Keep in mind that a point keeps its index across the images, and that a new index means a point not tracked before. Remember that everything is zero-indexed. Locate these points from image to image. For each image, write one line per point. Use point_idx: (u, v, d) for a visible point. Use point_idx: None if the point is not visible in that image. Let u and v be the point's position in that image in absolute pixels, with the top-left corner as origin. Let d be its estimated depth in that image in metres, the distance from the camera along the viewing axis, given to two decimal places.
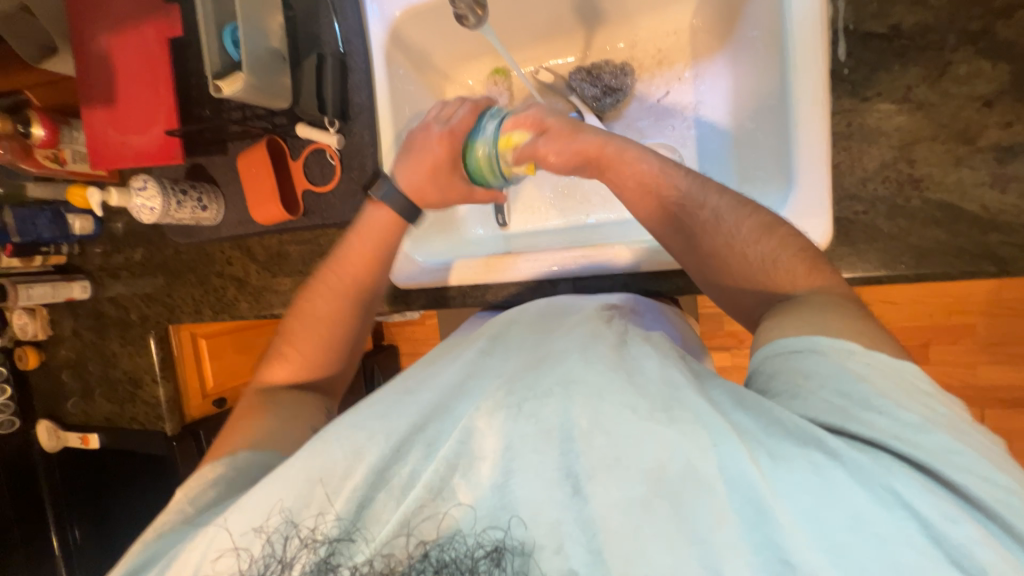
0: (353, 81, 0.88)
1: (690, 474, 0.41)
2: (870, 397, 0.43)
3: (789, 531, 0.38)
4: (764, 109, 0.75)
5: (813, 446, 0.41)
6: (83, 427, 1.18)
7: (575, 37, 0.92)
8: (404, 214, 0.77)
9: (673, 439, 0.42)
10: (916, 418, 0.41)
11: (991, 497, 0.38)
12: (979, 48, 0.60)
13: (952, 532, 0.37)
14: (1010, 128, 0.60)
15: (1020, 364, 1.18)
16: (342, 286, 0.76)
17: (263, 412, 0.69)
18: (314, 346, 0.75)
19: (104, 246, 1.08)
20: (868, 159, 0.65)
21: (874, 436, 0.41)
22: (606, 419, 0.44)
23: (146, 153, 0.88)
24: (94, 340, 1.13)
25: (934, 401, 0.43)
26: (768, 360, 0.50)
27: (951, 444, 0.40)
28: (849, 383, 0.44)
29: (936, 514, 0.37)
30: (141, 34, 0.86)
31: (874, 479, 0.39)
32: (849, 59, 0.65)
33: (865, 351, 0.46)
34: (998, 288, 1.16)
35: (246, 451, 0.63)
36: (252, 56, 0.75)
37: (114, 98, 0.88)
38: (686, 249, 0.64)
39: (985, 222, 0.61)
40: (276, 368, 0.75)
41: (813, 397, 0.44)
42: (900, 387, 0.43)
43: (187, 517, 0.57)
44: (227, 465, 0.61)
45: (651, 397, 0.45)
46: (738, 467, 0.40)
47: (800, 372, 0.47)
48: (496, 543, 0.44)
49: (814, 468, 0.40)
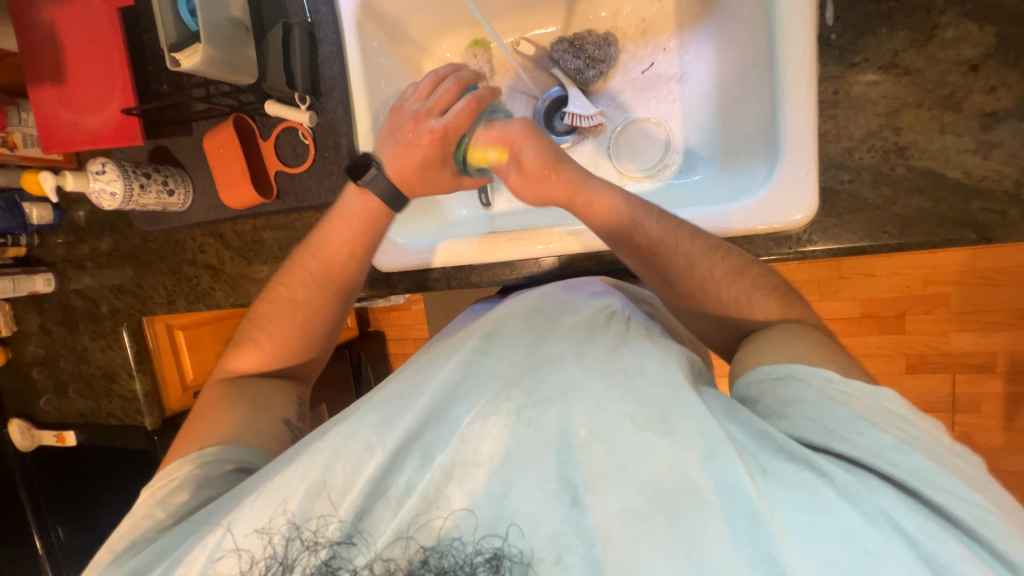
0: (323, 54, 0.83)
1: (687, 488, 0.41)
2: (850, 420, 0.43)
3: (786, 547, 0.37)
4: (750, 78, 0.73)
5: (802, 463, 0.41)
6: (57, 425, 1.13)
7: (557, 5, 0.88)
8: (383, 198, 0.70)
9: (671, 451, 0.42)
10: (895, 440, 0.41)
11: (971, 514, 0.38)
12: (966, 10, 0.59)
13: (937, 551, 0.36)
14: (995, 93, 0.59)
15: (991, 332, 1.22)
16: (300, 269, 0.73)
17: (235, 404, 0.65)
18: (293, 332, 0.72)
19: (66, 237, 1.02)
20: (854, 127, 0.64)
21: (857, 455, 0.41)
22: (605, 429, 0.44)
23: (102, 134, 0.82)
24: (64, 335, 1.08)
25: (910, 425, 0.43)
26: (751, 386, 0.50)
27: (927, 463, 0.40)
28: (829, 409, 0.44)
29: (921, 532, 0.37)
30: (88, 3, 0.79)
31: (865, 501, 0.38)
32: (837, 24, 0.64)
33: (844, 379, 0.46)
34: (972, 259, 1.19)
35: (213, 447, 0.61)
36: (211, 26, 0.70)
37: (62, 74, 0.81)
38: (659, 279, 0.62)
39: (967, 189, 0.61)
40: (244, 355, 0.71)
41: (794, 419, 0.45)
42: (876, 412, 0.44)
43: (158, 524, 0.55)
44: (193, 462, 0.59)
45: (650, 407, 0.45)
46: (733, 480, 0.40)
47: (784, 398, 0.47)
48: (495, 551, 0.43)
49: (804, 485, 0.40)
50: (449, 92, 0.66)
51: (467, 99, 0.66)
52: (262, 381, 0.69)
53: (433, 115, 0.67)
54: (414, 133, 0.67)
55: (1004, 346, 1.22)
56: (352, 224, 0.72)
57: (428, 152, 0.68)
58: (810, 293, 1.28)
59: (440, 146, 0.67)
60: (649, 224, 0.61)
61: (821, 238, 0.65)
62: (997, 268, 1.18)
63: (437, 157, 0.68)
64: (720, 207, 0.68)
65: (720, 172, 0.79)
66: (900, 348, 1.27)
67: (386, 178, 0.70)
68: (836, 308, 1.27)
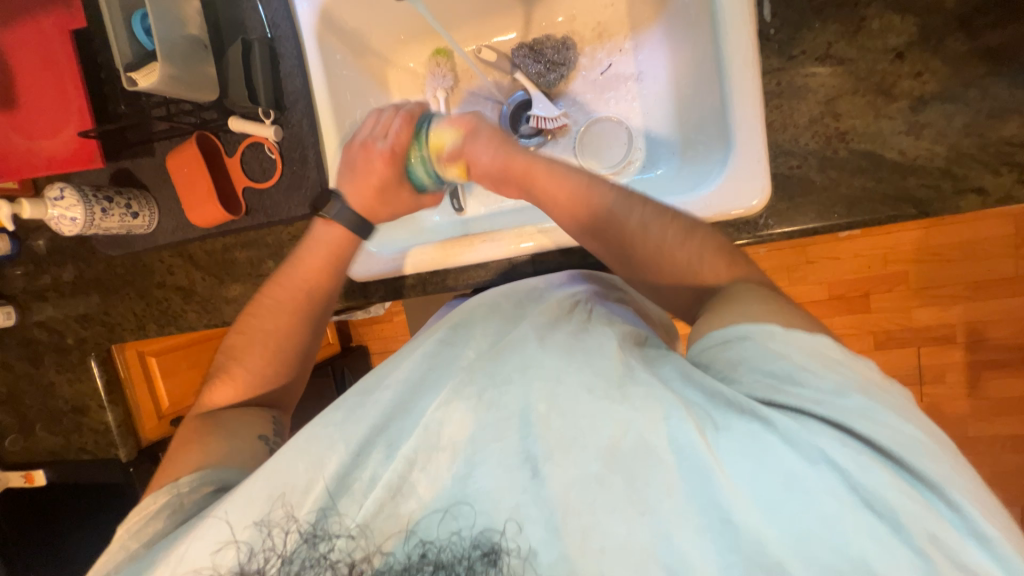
0: (285, 69, 0.84)
1: (642, 449, 0.43)
2: (794, 372, 0.43)
3: (730, 492, 0.40)
4: (699, 74, 0.77)
5: (749, 416, 0.41)
6: (24, 466, 1.08)
7: (515, 12, 0.90)
8: (351, 228, 0.73)
9: (628, 417, 0.43)
10: (835, 384, 0.42)
11: (895, 441, 0.39)
12: (889, 3, 0.64)
13: (864, 479, 0.38)
14: (920, 78, 0.64)
15: (949, 304, 1.29)
16: (273, 299, 0.72)
17: (209, 435, 0.63)
18: (262, 363, 0.71)
19: (25, 268, 0.99)
20: (798, 116, 0.68)
21: (798, 405, 0.41)
22: (563, 401, 0.45)
23: (60, 159, 0.81)
24: (27, 370, 1.04)
25: (843, 368, 0.43)
26: (703, 351, 0.49)
27: (864, 403, 0.40)
28: (773, 361, 0.44)
29: (850, 462, 0.38)
30: (37, 26, 0.78)
31: (804, 442, 0.39)
32: (774, 20, 0.68)
33: (787, 330, 0.45)
34: (924, 236, 1.25)
35: (189, 475, 0.58)
36: (167, 45, 0.70)
37: (13, 100, 0.79)
38: (618, 255, 0.63)
39: (904, 168, 0.65)
40: (220, 389, 0.69)
41: (745, 380, 0.44)
42: (815, 358, 0.43)
43: (132, 554, 0.53)
44: (170, 493, 0.56)
45: (604, 376, 0.46)
46: (686, 438, 0.41)
47: (734, 359, 0.46)
48: (492, 544, 0.44)
49: (751, 437, 0.40)
50: (388, 119, 0.71)
51: (402, 117, 0.70)
52: (232, 413, 0.67)
53: (379, 139, 0.71)
54: (365, 160, 0.71)
55: (961, 317, 1.29)
56: (320, 248, 0.73)
57: (385, 175, 0.71)
58: (779, 279, 1.32)
59: (395, 168, 0.71)
60: (608, 217, 0.62)
61: (776, 222, 0.69)
62: (947, 243, 1.25)
63: (393, 177, 0.72)
64: (680, 198, 0.71)
65: (680, 165, 0.81)
66: (867, 327, 1.33)
67: (351, 210, 0.73)
68: (804, 291, 1.32)
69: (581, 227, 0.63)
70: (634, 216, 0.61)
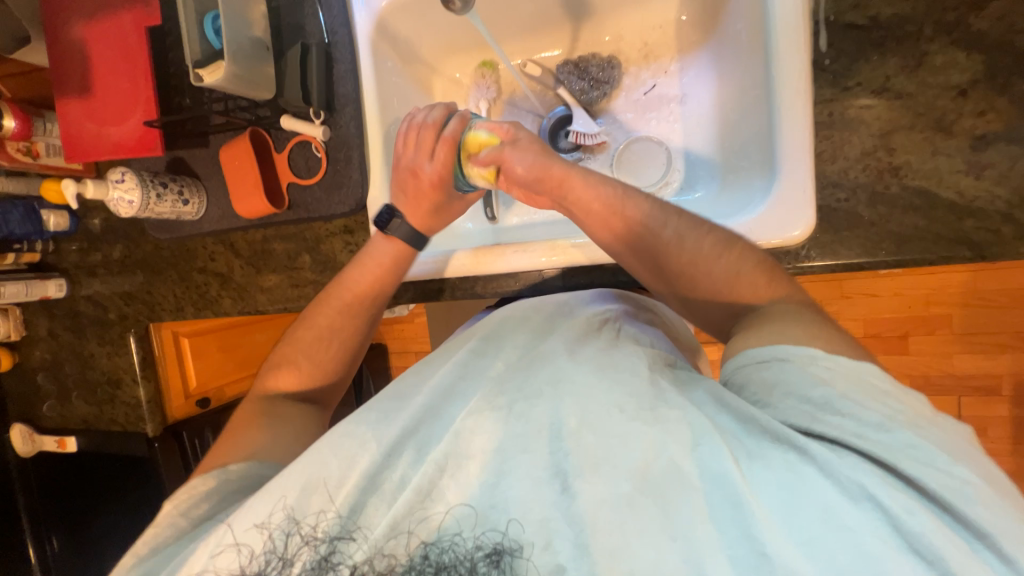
0: (339, 72, 0.87)
1: (674, 473, 0.41)
2: (832, 400, 0.41)
3: (763, 522, 0.38)
4: (747, 100, 0.77)
5: (784, 445, 0.40)
6: (58, 431, 1.14)
7: (563, 29, 0.91)
8: (409, 243, 0.75)
9: (659, 438, 0.43)
10: (878, 417, 0.40)
11: (943, 485, 0.37)
12: (953, 39, 0.62)
13: (910, 523, 0.36)
14: (984, 116, 0.62)
15: (995, 354, 1.22)
16: (337, 297, 0.74)
17: (257, 424, 0.65)
18: (322, 357, 0.73)
19: (80, 243, 1.05)
20: (849, 148, 0.66)
21: (836, 435, 0.40)
22: (595, 418, 0.45)
23: (123, 145, 0.86)
24: (71, 340, 1.09)
25: (890, 400, 0.41)
26: (738, 370, 0.48)
27: (909, 439, 0.39)
28: (808, 388, 0.42)
29: (897, 505, 0.37)
30: (117, 21, 0.83)
31: (843, 477, 0.38)
32: (830, 50, 0.67)
33: (828, 355, 0.44)
34: (972, 279, 1.19)
35: (238, 463, 0.60)
36: (234, 45, 0.74)
37: (88, 88, 0.85)
38: (653, 269, 0.62)
39: (960, 209, 0.62)
40: (279, 378, 0.71)
41: (779, 406, 0.43)
42: (857, 388, 0.41)
43: (180, 531, 0.55)
44: (218, 478, 0.58)
45: (637, 397, 0.45)
46: (719, 463, 0.40)
47: (769, 380, 0.45)
48: (495, 545, 0.43)
49: (787, 466, 0.39)
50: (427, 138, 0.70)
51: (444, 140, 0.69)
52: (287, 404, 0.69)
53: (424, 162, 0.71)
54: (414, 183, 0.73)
55: (1008, 368, 1.22)
56: (363, 251, 0.75)
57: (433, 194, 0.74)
58: None
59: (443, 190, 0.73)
60: (645, 236, 0.61)
61: (819, 254, 0.67)
62: (996, 290, 1.19)
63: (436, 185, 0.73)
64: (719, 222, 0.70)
65: (720, 189, 0.81)
66: (903, 370, 1.27)
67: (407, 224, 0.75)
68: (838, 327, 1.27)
69: (616, 243, 0.63)
70: (673, 235, 0.60)
